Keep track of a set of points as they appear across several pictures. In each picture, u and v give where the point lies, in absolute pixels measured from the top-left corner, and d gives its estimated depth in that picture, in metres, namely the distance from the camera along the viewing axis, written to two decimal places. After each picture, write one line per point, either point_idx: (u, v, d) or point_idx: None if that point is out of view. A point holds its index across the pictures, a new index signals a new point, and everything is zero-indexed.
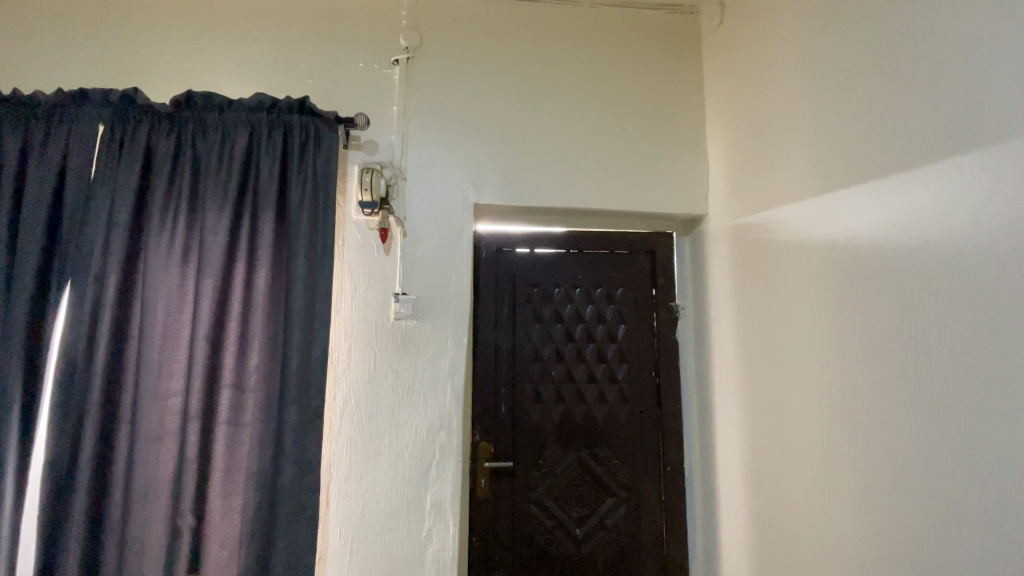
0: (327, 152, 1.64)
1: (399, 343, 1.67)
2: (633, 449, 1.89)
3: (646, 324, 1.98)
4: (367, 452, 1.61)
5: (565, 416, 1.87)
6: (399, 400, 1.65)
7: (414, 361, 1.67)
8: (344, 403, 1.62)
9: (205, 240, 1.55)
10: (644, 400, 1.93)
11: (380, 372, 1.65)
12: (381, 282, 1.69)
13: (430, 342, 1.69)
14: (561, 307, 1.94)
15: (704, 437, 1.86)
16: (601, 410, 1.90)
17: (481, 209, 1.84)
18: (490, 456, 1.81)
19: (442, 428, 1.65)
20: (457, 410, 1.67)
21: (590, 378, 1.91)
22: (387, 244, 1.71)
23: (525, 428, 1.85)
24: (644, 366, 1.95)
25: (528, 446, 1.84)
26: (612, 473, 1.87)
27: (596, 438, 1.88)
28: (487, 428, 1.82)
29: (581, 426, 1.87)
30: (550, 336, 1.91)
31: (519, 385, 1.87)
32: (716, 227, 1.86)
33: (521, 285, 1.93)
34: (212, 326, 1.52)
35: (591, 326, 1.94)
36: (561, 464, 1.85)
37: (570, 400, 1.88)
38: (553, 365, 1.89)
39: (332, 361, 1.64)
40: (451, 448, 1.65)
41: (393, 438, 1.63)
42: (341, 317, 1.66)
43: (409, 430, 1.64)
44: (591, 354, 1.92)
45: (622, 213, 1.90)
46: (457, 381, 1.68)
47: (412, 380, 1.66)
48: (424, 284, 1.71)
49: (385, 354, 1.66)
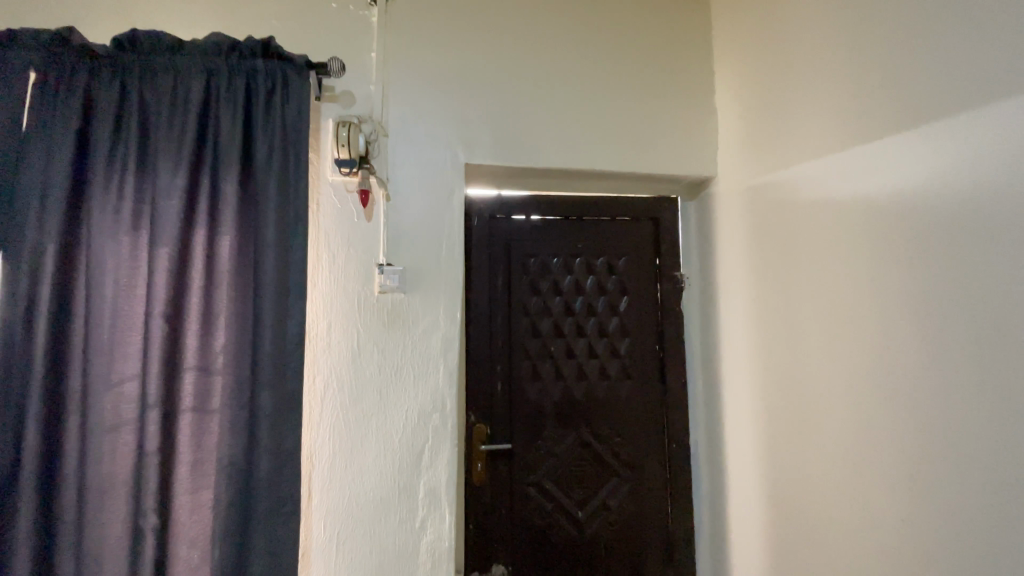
0: (296, 103, 1.44)
1: (384, 319, 1.51)
2: (637, 426, 1.79)
3: (650, 295, 1.84)
4: (352, 437, 1.47)
5: (566, 394, 1.75)
6: (386, 380, 1.50)
7: (403, 339, 1.52)
8: (325, 386, 1.47)
9: (159, 204, 1.35)
10: (648, 375, 1.81)
11: (364, 350, 1.49)
12: (364, 252, 1.52)
13: (419, 317, 1.53)
14: (560, 278, 1.79)
15: (713, 412, 1.76)
16: (602, 386, 1.77)
17: (473, 170, 1.67)
18: (486, 439, 1.68)
19: (434, 410, 1.52)
20: (451, 391, 1.53)
21: (591, 353, 1.78)
22: (369, 209, 1.53)
23: (525, 408, 1.72)
24: (648, 340, 1.82)
25: (526, 426, 1.72)
26: (615, 451, 1.77)
27: (597, 416, 1.77)
28: (485, 408, 1.69)
29: (583, 404, 1.76)
30: (548, 310, 1.77)
31: (517, 363, 1.73)
32: (726, 190, 1.73)
33: (517, 256, 1.78)
34: (170, 302, 1.33)
35: (592, 299, 1.80)
36: (562, 445, 1.73)
37: (571, 377, 1.76)
38: (553, 340, 1.76)
39: (309, 341, 1.47)
40: (446, 433, 1.52)
41: (382, 422, 1.49)
42: (318, 291, 1.48)
43: (398, 413, 1.50)
44: (592, 327, 1.79)
45: (626, 175, 1.75)
46: (450, 359, 1.54)
47: (400, 358, 1.51)
48: (411, 254, 1.55)
49: (369, 332, 1.50)
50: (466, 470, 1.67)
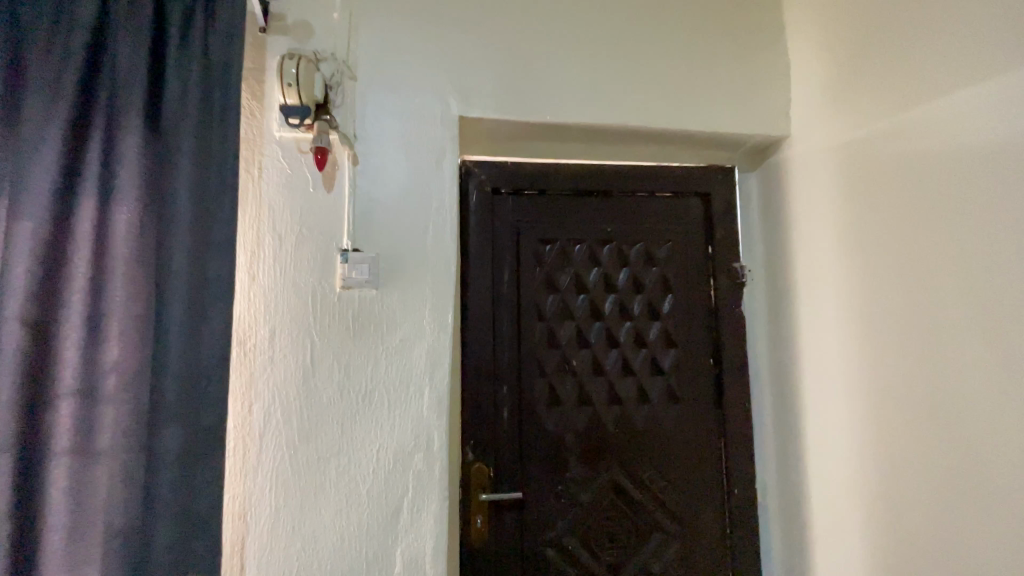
0: (228, 28, 1.06)
1: (346, 325, 1.11)
2: (685, 466, 1.36)
3: (700, 294, 1.41)
4: (300, 488, 1.06)
5: (593, 424, 1.32)
6: (351, 409, 1.09)
7: (373, 352, 1.11)
8: (265, 418, 1.06)
9: (25, 155, 0.94)
10: (701, 398, 1.38)
11: (321, 368, 1.09)
12: (321, 234, 1.12)
13: (396, 322, 1.13)
14: (584, 272, 1.37)
15: (790, 447, 1.33)
16: (639, 414, 1.35)
17: (469, 128, 1.27)
18: (488, 485, 1.24)
19: (416, 450, 1.10)
20: (440, 423, 1.12)
21: (625, 370, 1.35)
22: (327, 176, 1.13)
23: (539, 444, 1.29)
24: (699, 351, 1.39)
25: (540, 468, 1.28)
26: (659, 499, 1.34)
27: (633, 453, 1.34)
28: (487, 444, 1.26)
29: (615, 438, 1.33)
30: (568, 313, 1.35)
31: (528, 383, 1.30)
32: (805, 152, 1.30)
33: (527, 243, 1.36)
34: (37, 295, 0.92)
35: (625, 298, 1.38)
36: (590, 491, 1.30)
37: (600, 401, 1.33)
38: (575, 353, 1.34)
39: (239, 356, 1.07)
40: (432, 481, 1.10)
41: (344, 467, 1.08)
42: (257, 286, 1.09)
43: (367, 455, 1.09)
44: (626, 335, 1.36)
45: (670, 135, 1.34)
46: (439, 380, 1.13)
47: (370, 378, 1.10)
48: (385, 237, 1.15)
49: (326, 342, 1.10)
50: (461, 527, 1.24)
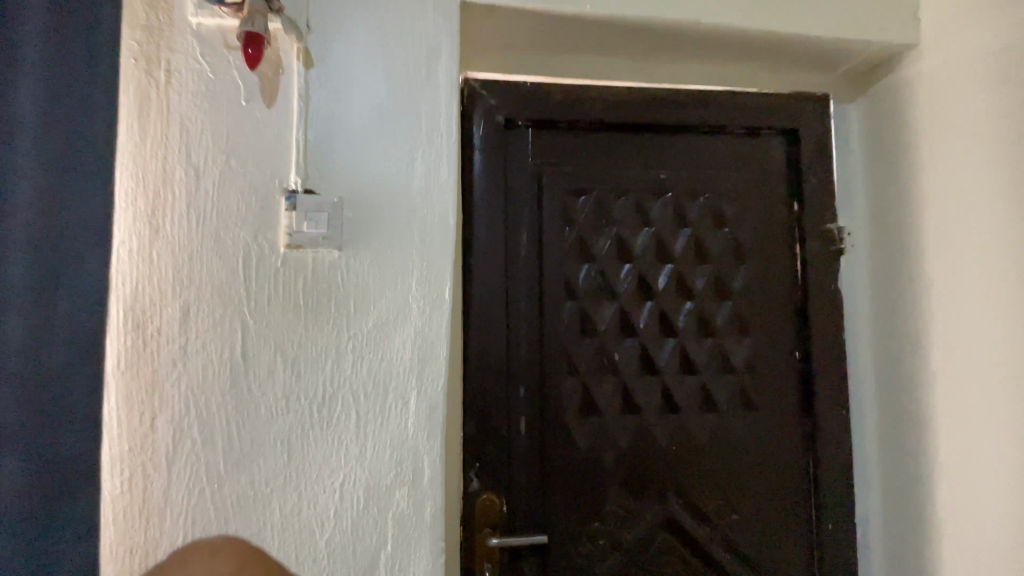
0: None
1: (292, 302, 0.75)
2: (765, 493, 1.01)
3: (782, 264, 1.06)
4: (223, 542, 0.71)
5: (640, 439, 0.97)
6: (300, 424, 0.74)
7: (334, 341, 0.75)
8: (174, 435, 0.71)
9: None
10: (784, 404, 1.03)
11: (258, 362, 0.73)
12: (257, 167, 0.76)
13: (368, 296, 0.76)
14: (629, 233, 1.00)
15: (908, 469, 0.98)
16: (701, 425, 0.99)
17: (473, 27, 0.90)
18: (500, 524, 0.90)
19: (399, 483, 0.76)
20: (433, 442, 0.77)
21: (683, 366, 1.00)
22: (268, 82, 0.77)
23: (567, 465, 0.94)
24: (781, 341, 1.04)
25: (568, 497, 0.94)
26: (733, 540, 0.98)
27: (693, 476, 0.98)
28: (499, 466, 0.91)
29: (669, 456, 0.98)
30: (608, 289, 0.99)
31: (553, 383, 0.95)
32: (948, 62, 0.92)
33: (554, 192, 0.98)
34: None
35: (685, 269, 1.01)
36: (637, 529, 0.96)
37: (648, 408, 0.98)
38: (617, 344, 0.98)
39: (130, 346, 0.71)
40: (421, 527, 0.76)
41: (290, 508, 0.73)
42: (161, 241, 0.74)
43: (327, 491, 0.74)
44: (684, 320, 1.00)
45: (752, 42, 0.96)
46: (430, 380, 0.77)
47: (328, 379, 0.75)
48: (350, 173, 0.78)
49: (264, 326, 0.74)
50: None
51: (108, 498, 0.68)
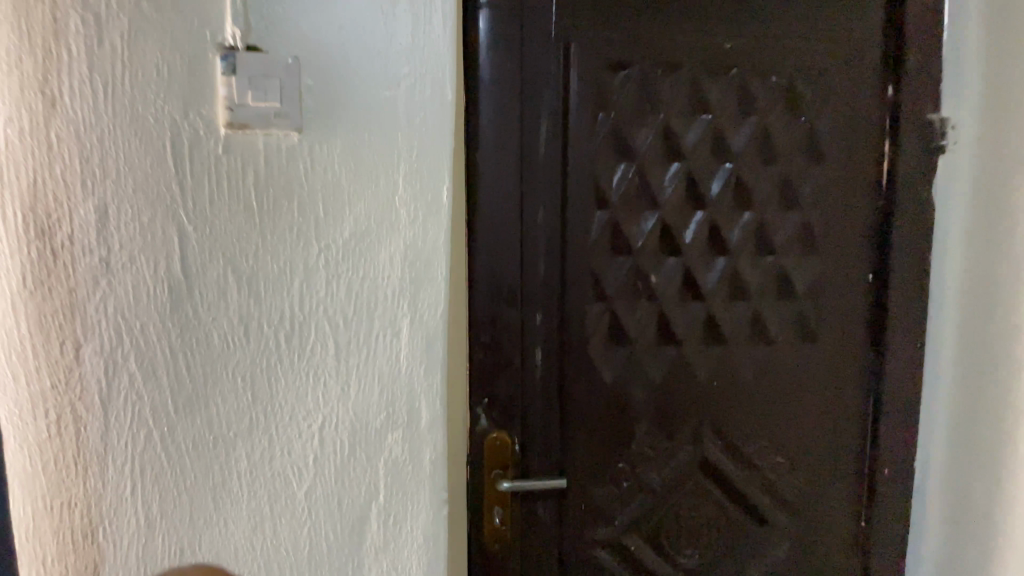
0: None
1: (240, 202, 0.56)
2: (817, 435, 0.87)
3: (863, 165, 0.85)
4: (180, 491, 0.59)
5: (678, 376, 0.81)
6: (262, 357, 0.58)
7: (298, 252, 0.57)
8: (106, 369, 0.57)
9: None
10: (849, 336, 0.86)
11: (202, 279, 0.57)
12: (180, 12, 0.55)
13: (340, 194, 0.57)
14: (679, 121, 0.77)
15: (1006, 417, 0.81)
16: (750, 360, 0.83)
17: None
18: (512, 466, 0.78)
19: (392, 429, 0.61)
20: (432, 379, 0.61)
21: (735, 292, 0.81)
22: None
23: (590, 404, 0.79)
24: (852, 259, 0.86)
25: (590, 438, 0.80)
26: (772, 482, 0.87)
27: (734, 416, 0.84)
28: (509, 404, 0.77)
29: (709, 397, 0.83)
30: (649, 194, 0.77)
31: (576, 311, 0.77)
32: None
33: (584, 63, 0.75)
34: None
35: (745, 169, 0.80)
36: (666, 471, 0.83)
37: (689, 341, 0.80)
38: (657, 263, 0.78)
39: (34, 260, 0.55)
40: (419, 479, 0.62)
41: (258, 455, 0.59)
42: (58, 115, 0.54)
43: (302, 436, 0.60)
44: (742, 234, 0.80)
45: None
46: (426, 303, 0.60)
47: (293, 301, 0.58)
48: (308, 22, 0.56)
49: (205, 233, 0.56)
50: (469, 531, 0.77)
51: (35, 442, 0.56)
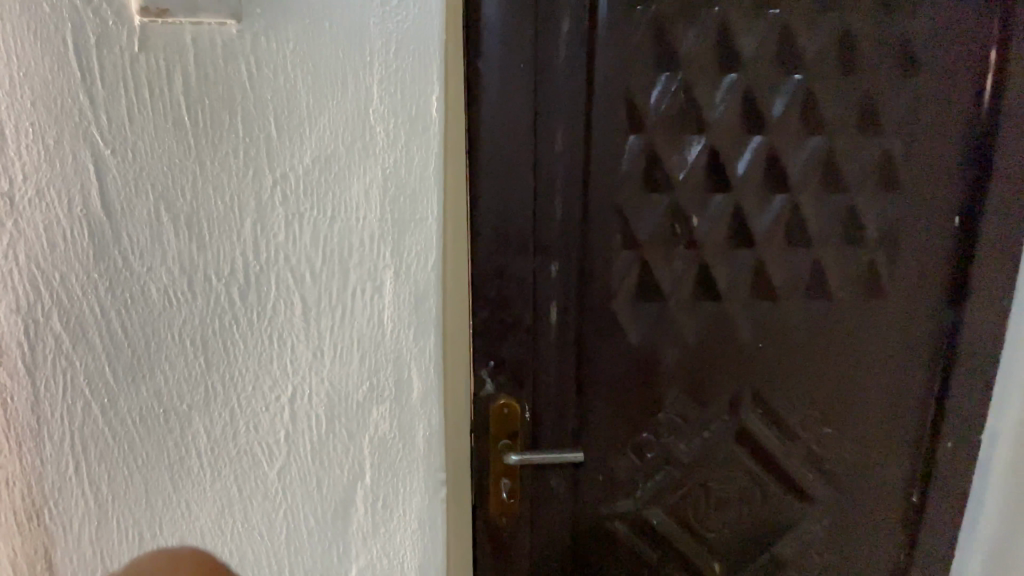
0: None
1: (167, 120, 0.43)
2: (875, 404, 0.76)
3: (967, 78, 0.67)
4: (133, 471, 0.51)
5: (718, 337, 0.68)
6: (213, 317, 0.47)
7: (248, 185, 0.44)
8: (27, 331, 0.46)
9: None
10: (924, 291, 0.72)
11: (130, 219, 0.44)
12: None
13: (297, 108, 0.44)
14: (737, 18, 0.60)
15: None
16: (805, 319, 0.70)
17: None
18: (523, 437, 0.68)
19: (377, 403, 0.50)
20: (424, 344, 0.50)
21: (793, 238, 0.67)
22: None
23: (612, 368, 0.67)
24: (939, 199, 0.70)
25: (611, 404, 0.69)
26: (818, 454, 0.76)
27: (782, 383, 0.72)
28: (519, 369, 0.66)
29: (755, 360, 0.70)
30: (695, 115, 0.62)
31: (600, 260, 0.64)
32: None
33: None
34: None
35: (816, 83, 0.64)
36: (699, 442, 0.73)
37: (735, 297, 0.67)
38: (700, 203, 0.64)
39: None
40: (412, 459, 0.52)
41: (220, 432, 0.50)
42: None
43: (270, 410, 0.50)
44: (804, 167, 0.65)
45: None
46: (413, 251, 0.48)
47: (245, 248, 0.46)
48: None
49: (127, 161, 0.44)
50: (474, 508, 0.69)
51: None
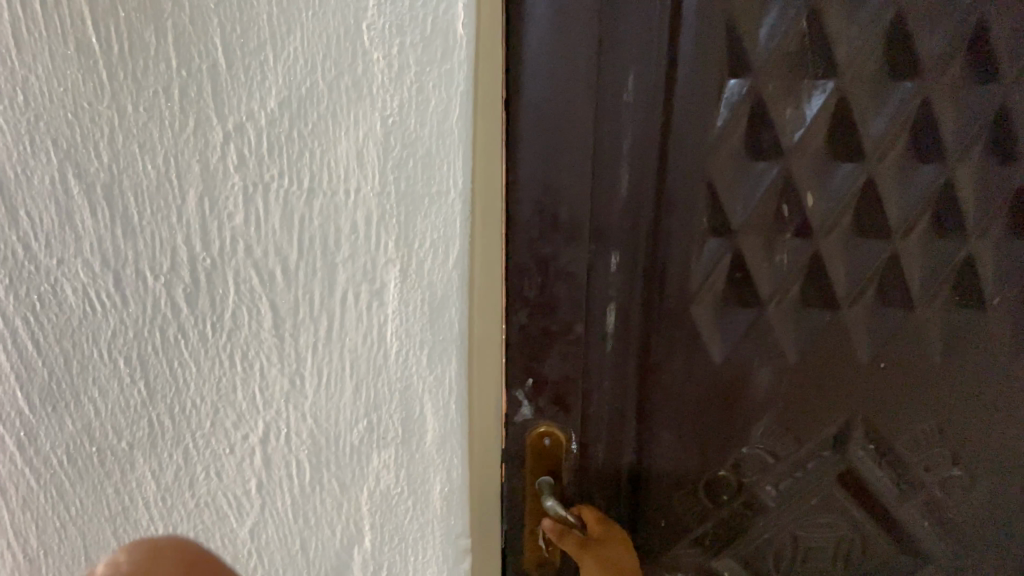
0: None
1: (67, 44, 0.29)
2: None
3: None
4: (67, 523, 0.39)
5: (836, 364, 0.49)
6: (152, 331, 0.34)
7: (188, 142, 0.30)
8: None
9: None
10: None
11: (28, 187, 0.31)
12: None
13: (253, 24, 0.29)
14: None
15: None
16: (964, 344, 0.49)
17: None
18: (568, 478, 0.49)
19: (380, 445, 0.37)
20: (443, 368, 0.35)
21: (951, 229, 0.46)
22: None
23: (690, 400, 0.48)
24: None
25: (683, 454, 0.50)
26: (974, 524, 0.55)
27: (926, 431, 0.51)
28: (559, 410, 0.46)
29: (887, 399, 0.50)
30: (825, 44, 0.41)
31: (674, 256, 0.45)
32: None
33: None
34: None
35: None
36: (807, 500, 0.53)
37: (862, 308, 0.48)
38: (819, 174, 0.44)
39: None
40: (427, 518, 0.39)
41: (172, 478, 0.38)
42: None
43: (236, 451, 0.37)
44: (982, 126, 0.44)
45: None
46: (428, 239, 0.33)
47: (189, 234, 0.32)
48: None
49: (18, 107, 0.30)
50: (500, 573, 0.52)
51: None
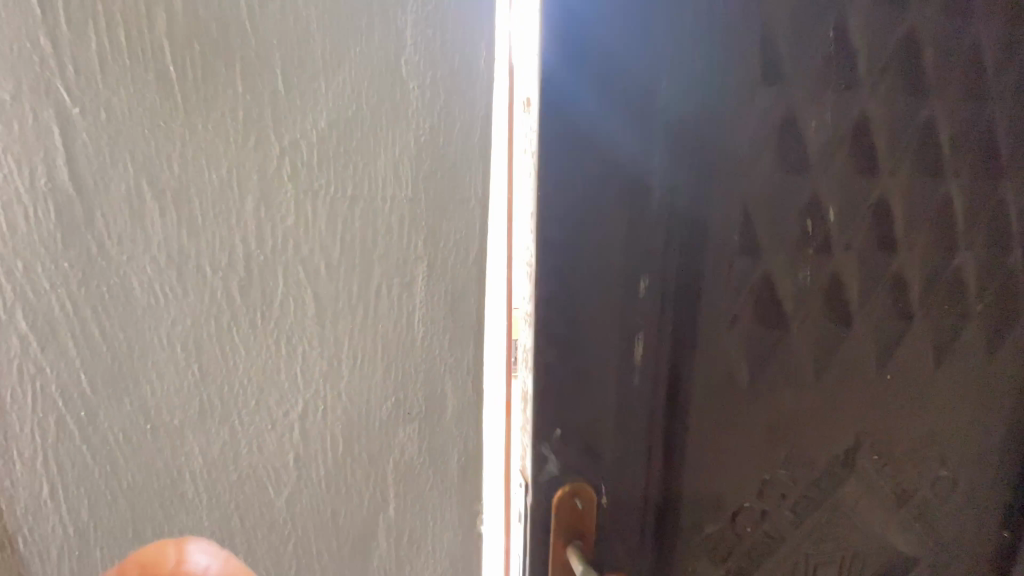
0: None
1: (149, 71, 0.34)
2: None
3: None
4: (115, 495, 0.42)
5: (879, 390, 0.44)
6: (209, 318, 0.39)
7: (249, 155, 0.36)
8: None
9: None
10: None
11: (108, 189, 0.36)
12: None
13: (311, 59, 0.35)
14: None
15: None
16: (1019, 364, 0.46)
17: None
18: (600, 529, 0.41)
19: (405, 420, 0.42)
20: (461, 351, 0.41)
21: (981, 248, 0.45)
22: None
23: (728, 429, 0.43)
24: None
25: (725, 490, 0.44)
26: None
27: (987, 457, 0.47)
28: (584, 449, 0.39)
29: (934, 423, 0.46)
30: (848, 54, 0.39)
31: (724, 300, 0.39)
32: None
33: None
34: None
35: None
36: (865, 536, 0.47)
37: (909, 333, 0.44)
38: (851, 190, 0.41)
39: None
40: (445, 487, 0.44)
41: (218, 452, 0.42)
42: None
43: (277, 426, 0.41)
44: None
45: None
46: (451, 238, 0.38)
47: (247, 234, 0.37)
48: None
49: (100, 123, 0.35)
50: None
51: None
